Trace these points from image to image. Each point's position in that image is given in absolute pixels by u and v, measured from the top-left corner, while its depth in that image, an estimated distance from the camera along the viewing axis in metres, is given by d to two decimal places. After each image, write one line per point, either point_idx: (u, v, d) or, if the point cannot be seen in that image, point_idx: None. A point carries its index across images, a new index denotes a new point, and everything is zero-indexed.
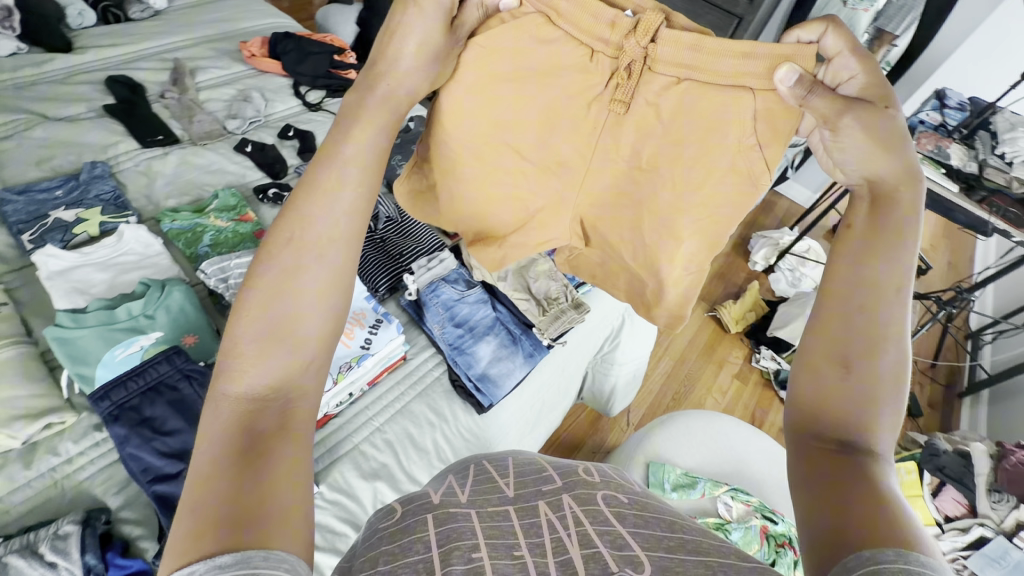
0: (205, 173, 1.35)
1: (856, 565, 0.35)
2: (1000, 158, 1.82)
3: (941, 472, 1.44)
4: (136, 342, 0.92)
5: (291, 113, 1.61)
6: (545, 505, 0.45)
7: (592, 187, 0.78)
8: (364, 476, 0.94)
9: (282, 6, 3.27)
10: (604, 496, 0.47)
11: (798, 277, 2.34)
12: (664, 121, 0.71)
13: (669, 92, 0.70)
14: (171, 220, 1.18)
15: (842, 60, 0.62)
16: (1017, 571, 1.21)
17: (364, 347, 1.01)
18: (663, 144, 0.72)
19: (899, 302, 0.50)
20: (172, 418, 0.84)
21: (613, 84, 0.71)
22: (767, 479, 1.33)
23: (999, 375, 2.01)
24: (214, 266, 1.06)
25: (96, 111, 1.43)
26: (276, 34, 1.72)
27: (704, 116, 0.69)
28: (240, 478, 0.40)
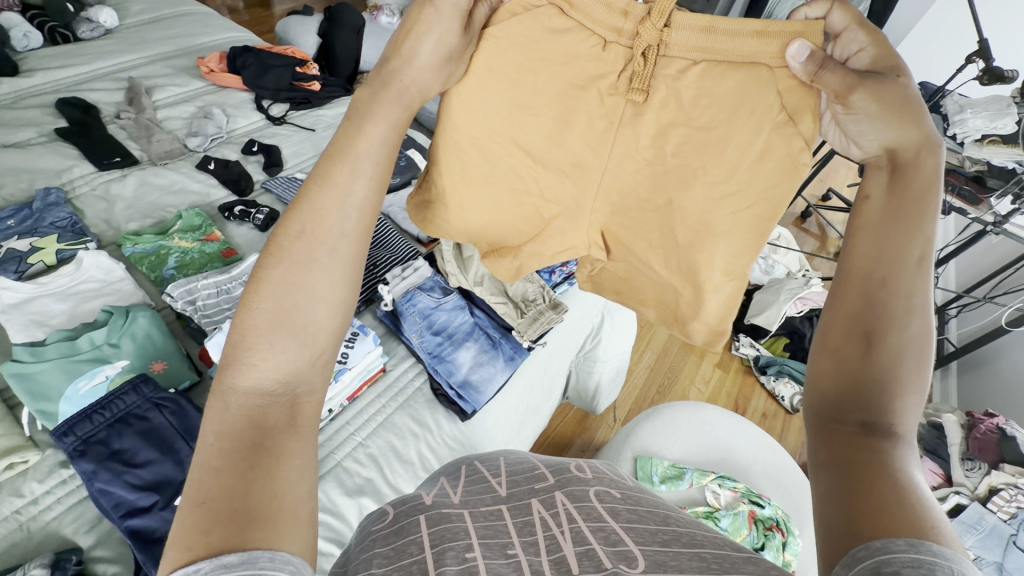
0: (167, 193, 1.32)
1: (866, 554, 0.35)
2: (952, 139, 1.90)
3: (919, 445, 1.51)
4: (101, 372, 0.89)
5: (255, 127, 1.58)
6: (538, 502, 0.45)
7: (615, 188, 0.71)
8: (349, 492, 0.92)
9: (241, 19, 3.21)
10: (597, 493, 0.47)
11: (771, 264, 2.40)
12: (686, 108, 0.65)
13: (688, 77, 0.64)
14: (133, 244, 1.15)
15: (851, 35, 0.59)
16: (992, 535, 1.24)
17: (341, 362, 0.99)
18: (693, 134, 0.66)
19: (918, 279, 0.51)
20: (143, 449, 0.81)
21: (629, 74, 0.66)
22: (751, 464, 1.36)
23: (966, 346, 2.09)
24: (180, 288, 1.03)
25: (48, 135, 1.38)
26: (235, 49, 1.69)
27: (735, 100, 0.63)
28: (238, 473, 0.39)
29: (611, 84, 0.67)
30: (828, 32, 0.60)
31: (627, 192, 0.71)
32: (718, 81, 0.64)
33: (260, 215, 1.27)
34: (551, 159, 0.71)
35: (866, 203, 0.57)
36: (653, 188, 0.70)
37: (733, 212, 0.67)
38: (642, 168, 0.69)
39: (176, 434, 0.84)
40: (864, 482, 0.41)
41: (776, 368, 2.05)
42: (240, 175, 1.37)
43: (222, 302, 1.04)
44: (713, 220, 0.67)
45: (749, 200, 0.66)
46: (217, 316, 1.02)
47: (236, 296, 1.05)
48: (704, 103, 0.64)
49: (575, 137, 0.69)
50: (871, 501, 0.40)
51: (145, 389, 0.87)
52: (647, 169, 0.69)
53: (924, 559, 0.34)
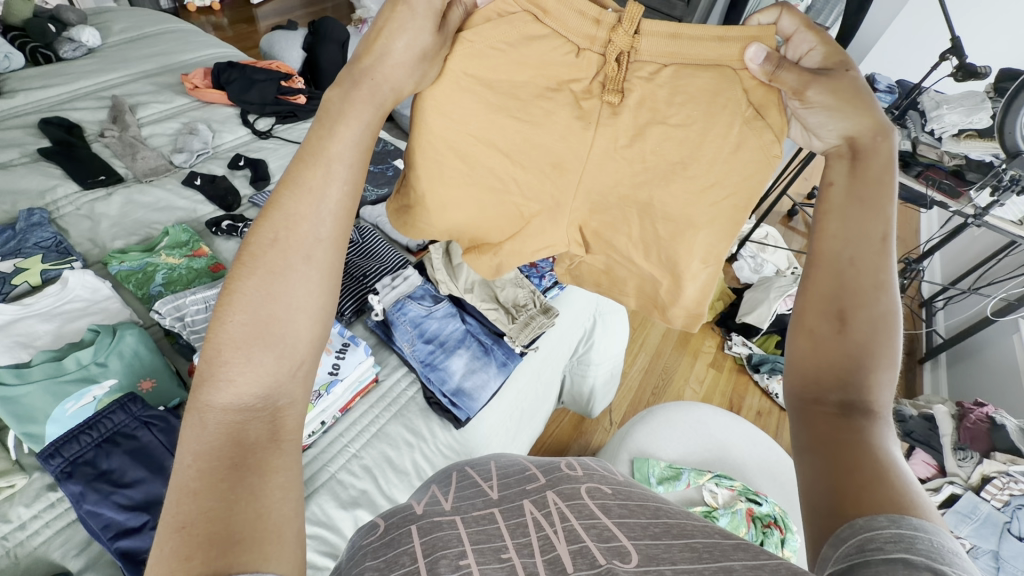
0: (153, 210, 1.31)
1: (850, 534, 0.36)
2: (930, 135, 1.94)
3: (911, 437, 1.52)
4: (88, 393, 0.88)
5: (241, 142, 1.58)
6: (530, 503, 0.45)
7: (592, 187, 0.72)
8: (344, 504, 0.92)
9: (225, 35, 3.22)
10: (589, 489, 0.47)
11: (760, 263, 2.43)
12: (661, 105, 0.67)
13: (659, 78, 0.68)
14: (119, 262, 1.14)
15: (801, 37, 0.61)
16: (987, 524, 1.25)
17: (332, 373, 0.98)
18: (671, 132, 0.67)
19: (883, 261, 0.53)
20: (132, 469, 0.80)
21: (601, 79, 0.69)
22: (747, 462, 1.36)
23: (954, 338, 2.12)
24: (168, 304, 1.02)
25: (30, 155, 1.37)
26: (219, 64, 1.69)
27: (706, 99, 0.66)
28: (226, 493, 0.39)
29: (584, 88, 0.69)
30: (779, 36, 0.63)
31: (611, 191, 0.72)
32: (689, 80, 0.66)
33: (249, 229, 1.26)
34: (531, 161, 0.72)
35: (831, 190, 0.58)
36: (633, 188, 0.70)
37: (713, 202, 0.68)
38: (623, 167, 0.70)
39: (165, 452, 0.83)
40: (844, 464, 0.42)
41: (769, 366, 2.07)
42: (227, 190, 1.37)
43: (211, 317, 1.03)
44: (694, 214, 0.69)
45: (726, 193, 0.67)
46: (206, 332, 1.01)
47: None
48: (678, 101, 0.67)
49: (550, 139, 0.70)
50: (853, 482, 0.40)
51: (134, 407, 0.86)
52: (626, 169, 0.70)
53: (906, 532, 0.34)
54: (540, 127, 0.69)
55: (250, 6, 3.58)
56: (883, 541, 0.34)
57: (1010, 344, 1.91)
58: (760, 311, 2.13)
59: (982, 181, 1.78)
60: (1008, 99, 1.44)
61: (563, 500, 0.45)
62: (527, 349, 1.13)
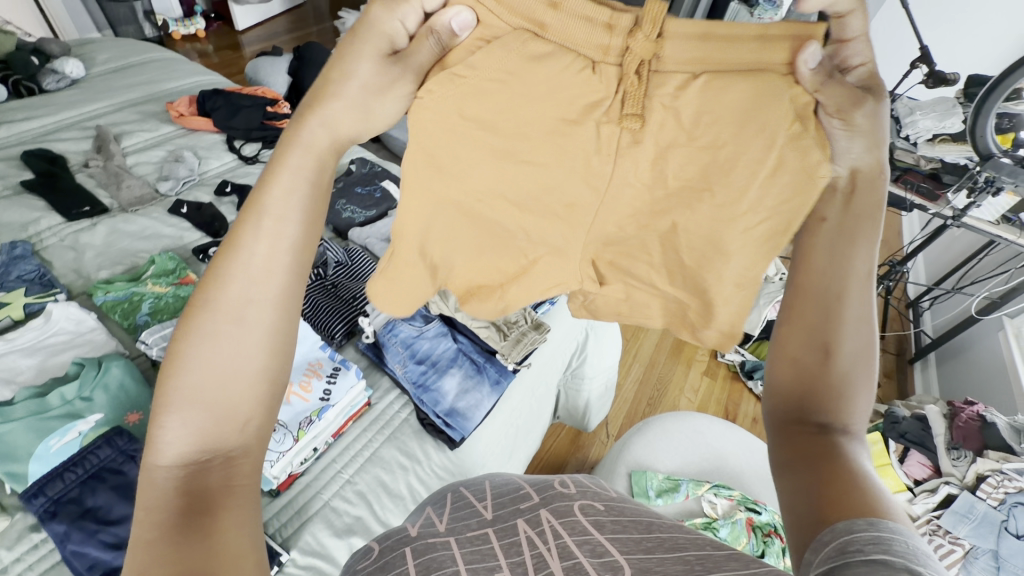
0: (139, 239, 1.30)
1: (830, 538, 0.36)
2: (906, 140, 2.00)
3: (904, 438, 1.52)
4: (74, 428, 0.85)
5: (227, 168, 1.58)
6: (524, 522, 0.44)
7: (610, 216, 0.65)
8: (337, 533, 0.90)
9: (211, 62, 3.25)
10: (582, 507, 0.46)
11: None
12: (687, 124, 0.59)
13: (687, 91, 0.58)
14: (104, 292, 1.12)
15: (857, 45, 0.55)
16: (985, 523, 1.25)
17: (323, 399, 0.97)
18: (695, 154, 0.59)
19: (863, 297, 0.55)
20: (117, 505, 0.78)
21: (621, 95, 0.60)
22: (745, 470, 1.36)
23: (941, 337, 2.15)
24: (155, 334, 1.01)
25: (13, 188, 1.35)
26: (204, 92, 1.70)
27: (738, 117, 0.57)
28: (173, 550, 0.38)
29: (606, 111, 0.60)
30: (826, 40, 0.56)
31: (628, 219, 0.65)
32: (721, 95, 0.57)
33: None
34: (541, 202, 0.65)
35: (821, 225, 0.58)
36: (654, 213, 0.64)
37: (746, 230, 0.61)
38: (644, 192, 0.63)
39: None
40: (825, 481, 0.43)
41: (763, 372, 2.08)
42: (213, 216, 1.37)
43: None
44: (726, 243, 0.62)
45: (758, 218, 0.61)
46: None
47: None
48: (706, 122, 0.58)
49: (561, 173, 0.62)
50: (834, 497, 0.41)
51: (120, 441, 0.84)
52: (646, 197, 0.63)
53: (884, 535, 0.34)
54: (548, 157, 0.62)
55: (235, 33, 3.62)
56: (864, 541, 0.34)
57: (996, 342, 1.94)
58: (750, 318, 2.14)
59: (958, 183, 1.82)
60: (977, 105, 1.49)
61: (556, 519, 0.44)
62: (520, 367, 1.13)
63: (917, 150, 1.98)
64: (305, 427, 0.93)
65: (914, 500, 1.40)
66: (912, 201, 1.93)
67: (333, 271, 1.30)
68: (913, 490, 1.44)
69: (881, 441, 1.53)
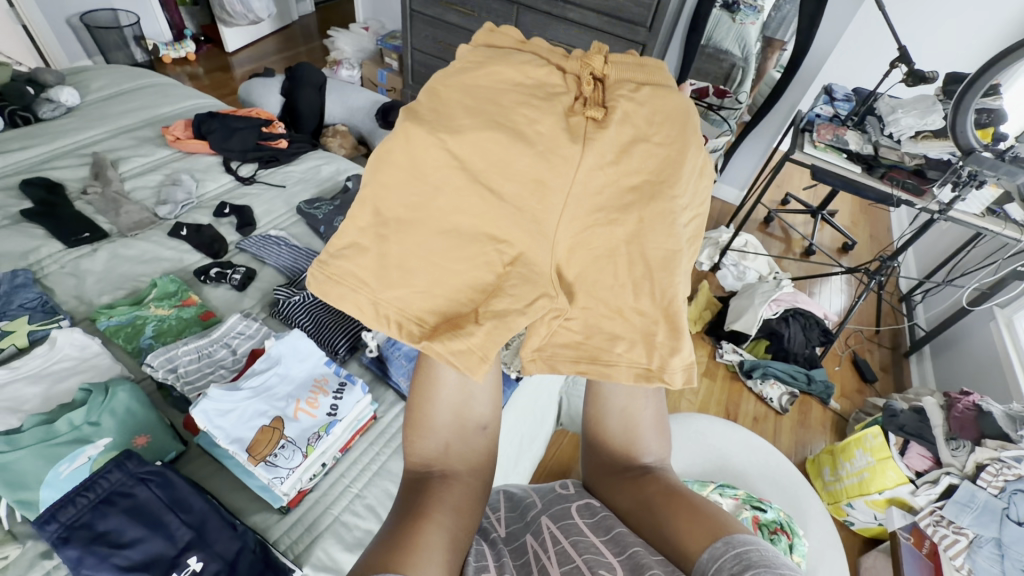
0: (139, 263, 1.31)
1: (724, 550, 0.57)
2: (889, 138, 2.04)
3: (903, 431, 1.55)
4: (82, 453, 0.86)
5: (224, 189, 1.59)
6: (529, 538, 0.69)
7: (586, 208, 0.74)
8: (349, 547, 0.91)
9: (202, 85, 3.27)
10: (580, 510, 0.73)
11: (742, 270, 2.49)
12: (634, 127, 0.75)
13: (634, 98, 0.77)
14: (107, 317, 1.13)
15: None
16: (987, 512, 1.26)
17: (330, 415, 0.98)
18: (652, 148, 0.75)
19: None
20: (131, 528, 0.78)
21: (583, 97, 0.77)
22: (751, 469, 1.36)
23: (935, 330, 2.18)
24: (159, 358, 1.01)
25: (11, 217, 1.36)
26: (199, 115, 1.72)
27: (672, 122, 0.77)
28: (406, 523, 0.63)
29: (570, 108, 0.76)
30: None
31: (594, 214, 0.74)
32: (659, 104, 0.77)
33: (236, 275, 1.28)
34: (513, 187, 0.73)
35: None
36: (619, 210, 0.74)
37: (665, 231, 0.74)
38: (609, 187, 0.74)
39: (164, 508, 0.82)
40: (683, 517, 0.65)
41: (761, 372, 2.10)
42: (213, 237, 1.38)
43: (204, 365, 1.04)
44: (644, 233, 0.74)
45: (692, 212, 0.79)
46: (199, 383, 1.01)
47: (222, 359, 1.06)
48: (657, 121, 0.76)
49: (537, 158, 0.73)
50: (694, 531, 0.62)
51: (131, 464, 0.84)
52: (613, 194, 0.75)
53: (735, 543, 0.58)
54: (528, 138, 0.73)
55: (225, 55, 3.65)
56: (723, 548, 0.58)
57: (989, 332, 1.96)
58: (747, 318, 2.16)
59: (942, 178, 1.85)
60: (956, 101, 1.53)
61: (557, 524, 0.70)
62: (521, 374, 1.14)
63: (901, 148, 2.02)
64: (315, 443, 0.93)
65: (916, 492, 1.44)
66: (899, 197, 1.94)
67: None
68: (915, 481, 1.45)
69: (881, 434, 1.55)
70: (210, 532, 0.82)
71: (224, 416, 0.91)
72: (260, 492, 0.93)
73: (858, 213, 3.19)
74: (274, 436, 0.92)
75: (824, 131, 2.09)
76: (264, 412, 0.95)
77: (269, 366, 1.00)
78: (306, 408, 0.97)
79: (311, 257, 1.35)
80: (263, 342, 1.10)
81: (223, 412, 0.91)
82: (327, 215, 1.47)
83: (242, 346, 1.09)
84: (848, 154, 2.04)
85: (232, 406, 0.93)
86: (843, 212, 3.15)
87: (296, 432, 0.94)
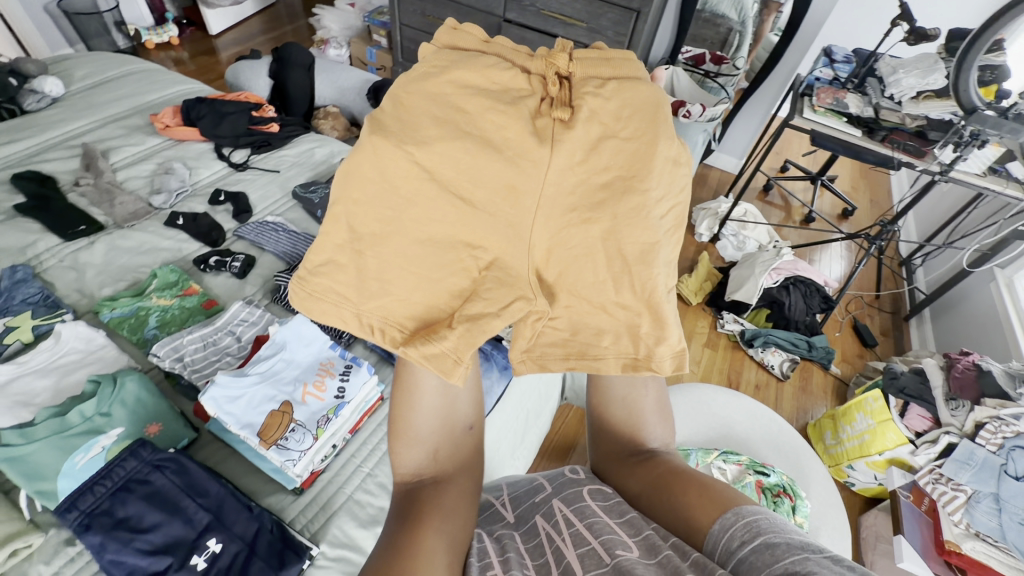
0: (138, 254, 1.30)
1: (735, 519, 0.58)
2: (890, 100, 2.01)
3: (903, 392, 1.56)
4: (97, 443, 0.87)
5: (218, 176, 1.57)
6: (540, 520, 0.69)
7: (558, 209, 0.75)
8: (364, 524, 0.93)
9: (188, 69, 3.20)
10: (589, 495, 0.72)
11: (742, 240, 2.48)
12: (601, 123, 0.75)
13: (601, 91, 0.75)
14: (110, 309, 1.13)
15: None
16: (986, 468, 1.29)
17: (338, 397, 0.99)
18: (621, 144, 0.74)
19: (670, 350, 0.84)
20: (150, 513, 0.79)
21: (549, 97, 0.77)
22: (753, 435, 1.39)
23: (935, 293, 2.19)
24: (165, 348, 1.02)
25: (6, 212, 1.34)
26: (187, 101, 1.68)
27: (644, 115, 0.75)
28: (393, 530, 0.64)
29: (535, 108, 0.76)
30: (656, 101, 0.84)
31: (567, 215, 0.75)
32: (626, 96, 0.75)
33: (235, 262, 1.28)
34: (483, 194, 0.74)
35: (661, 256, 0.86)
36: (592, 209, 0.74)
37: (640, 222, 0.74)
38: (577, 188, 0.75)
39: (181, 493, 0.83)
40: (692, 492, 0.66)
41: (762, 340, 2.12)
42: (211, 225, 1.38)
43: (210, 354, 1.04)
44: (619, 230, 0.74)
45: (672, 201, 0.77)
46: (206, 370, 1.02)
47: (227, 347, 1.06)
48: (625, 114, 0.75)
49: (504, 164, 0.73)
50: (700, 508, 0.63)
51: (145, 452, 0.86)
52: (584, 192, 0.75)
53: (743, 512, 0.59)
54: (495, 145, 0.74)
55: (209, 38, 3.56)
56: (735, 517, 0.59)
57: (988, 292, 1.97)
58: (747, 287, 2.17)
59: (944, 139, 1.84)
60: (959, 59, 1.53)
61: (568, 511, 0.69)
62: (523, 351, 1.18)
63: (901, 110, 1.99)
64: (324, 425, 0.94)
65: (916, 452, 1.47)
66: (899, 160, 1.92)
67: None
68: (914, 442, 1.48)
69: (881, 397, 1.57)
70: (229, 514, 0.84)
71: (232, 402, 0.92)
72: (274, 475, 0.95)
73: (859, 177, 3.16)
74: (284, 420, 0.93)
75: (823, 96, 2.05)
76: (272, 396, 0.96)
77: (274, 352, 1.01)
78: (313, 392, 0.98)
79: (310, 242, 1.35)
80: (266, 328, 1.11)
81: (231, 397, 0.93)
82: (323, 198, 1.46)
83: (246, 332, 1.09)
84: (848, 118, 2.00)
85: (240, 392, 0.94)
86: (843, 177, 3.12)
87: (305, 415, 0.95)
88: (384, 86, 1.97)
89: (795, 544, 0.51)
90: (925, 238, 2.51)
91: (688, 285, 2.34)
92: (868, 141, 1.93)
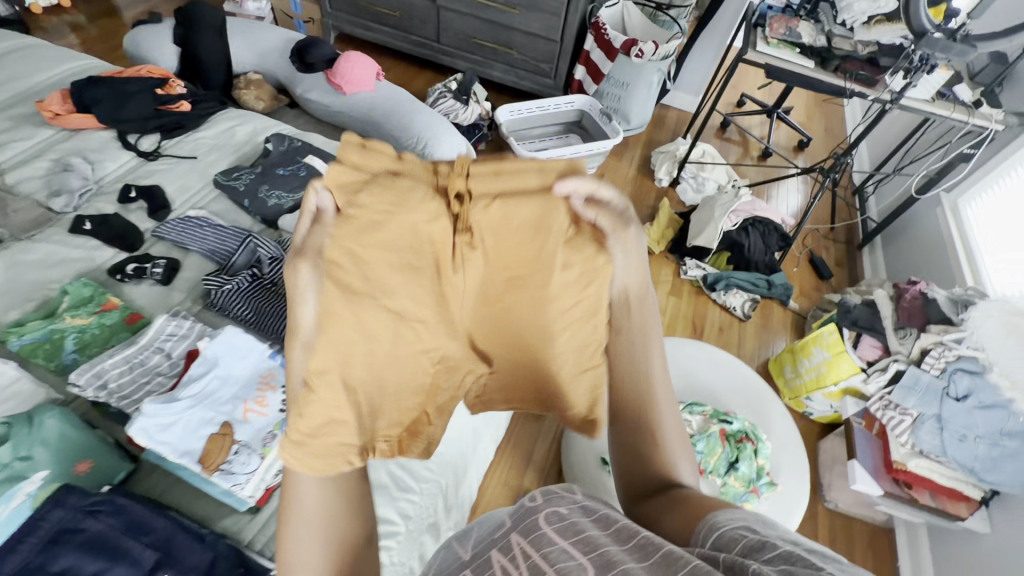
0: (45, 268, 1.18)
1: (717, 522, 0.55)
2: (843, 26, 1.96)
3: (856, 325, 1.62)
4: (20, 491, 0.80)
5: (127, 169, 1.42)
6: (513, 543, 0.60)
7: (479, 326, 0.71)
8: None
9: (87, 36, 2.84)
10: (559, 517, 0.61)
11: (701, 182, 2.46)
12: (506, 242, 0.65)
13: (492, 214, 0.63)
14: (18, 336, 1.03)
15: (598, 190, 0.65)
16: (929, 392, 1.37)
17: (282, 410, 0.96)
18: (518, 267, 0.67)
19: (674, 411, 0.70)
20: (91, 559, 0.77)
21: (451, 222, 0.62)
22: (715, 385, 1.43)
23: (885, 221, 2.24)
24: (82, 375, 0.93)
25: None
26: (77, 83, 1.47)
27: (535, 228, 0.64)
28: None
29: (441, 234, 0.62)
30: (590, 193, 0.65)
31: (483, 307, 0.70)
32: (511, 211, 0.62)
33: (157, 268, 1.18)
34: (411, 318, 0.65)
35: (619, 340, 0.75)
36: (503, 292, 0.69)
37: (564, 312, 0.68)
38: (484, 293, 0.69)
39: (122, 535, 0.80)
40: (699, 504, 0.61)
41: (724, 284, 2.15)
42: (126, 228, 1.26)
43: (139, 377, 0.97)
44: (555, 327, 0.70)
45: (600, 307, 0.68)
46: (136, 397, 0.96)
47: (156, 366, 0.99)
48: (526, 237, 0.64)
49: (411, 299, 0.64)
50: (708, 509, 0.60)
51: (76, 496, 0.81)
52: (487, 286, 0.69)
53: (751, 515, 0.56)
54: (414, 282, 0.63)
55: None
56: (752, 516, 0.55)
57: (935, 219, 2.02)
58: (706, 232, 2.17)
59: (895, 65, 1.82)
60: None
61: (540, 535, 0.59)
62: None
63: (854, 37, 1.95)
64: (270, 444, 0.92)
65: (868, 380, 1.53)
66: (851, 90, 1.89)
67: (272, 267, 1.19)
68: (866, 370, 1.55)
69: (836, 330, 1.62)
70: (177, 546, 0.82)
71: (166, 430, 0.87)
72: (225, 496, 0.92)
73: (814, 106, 3.13)
74: (225, 443, 0.89)
75: (776, 26, 1.98)
76: (210, 419, 0.91)
77: (207, 370, 0.95)
78: (255, 409, 0.95)
79: (239, 236, 1.24)
80: (198, 342, 1.04)
81: (163, 426, 0.87)
82: (248, 185, 1.33)
83: (176, 348, 1.02)
84: (801, 48, 1.95)
85: (173, 418, 0.89)
86: (799, 108, 3.09)
87: (248, 434, 0.92)
88: (306, 47, 1.78)
89: (785, 537, 0.52)
90: (876, 166, 2.54)
91: (649, 234, 2.33)
92: (822, 72, 1.89)
